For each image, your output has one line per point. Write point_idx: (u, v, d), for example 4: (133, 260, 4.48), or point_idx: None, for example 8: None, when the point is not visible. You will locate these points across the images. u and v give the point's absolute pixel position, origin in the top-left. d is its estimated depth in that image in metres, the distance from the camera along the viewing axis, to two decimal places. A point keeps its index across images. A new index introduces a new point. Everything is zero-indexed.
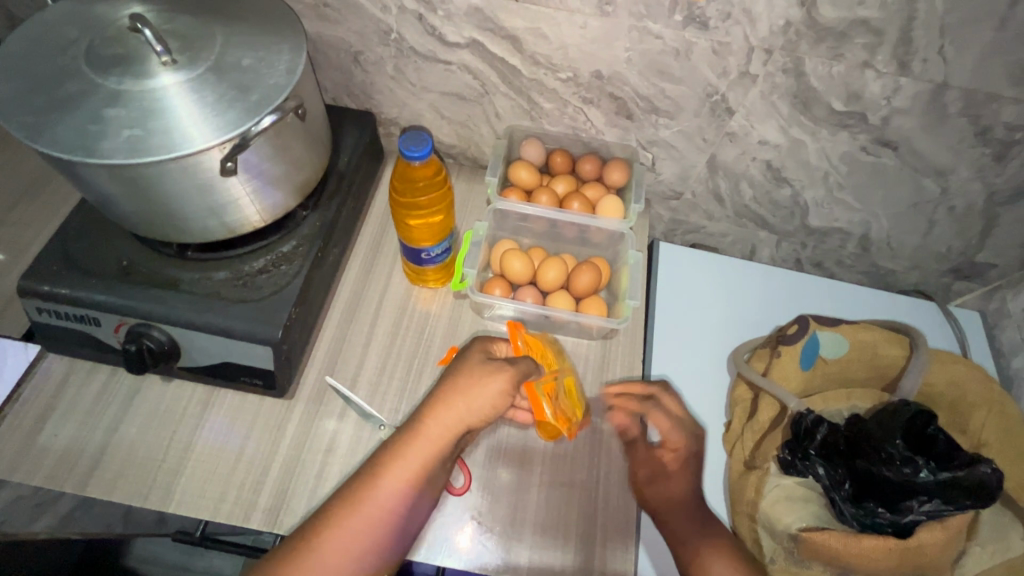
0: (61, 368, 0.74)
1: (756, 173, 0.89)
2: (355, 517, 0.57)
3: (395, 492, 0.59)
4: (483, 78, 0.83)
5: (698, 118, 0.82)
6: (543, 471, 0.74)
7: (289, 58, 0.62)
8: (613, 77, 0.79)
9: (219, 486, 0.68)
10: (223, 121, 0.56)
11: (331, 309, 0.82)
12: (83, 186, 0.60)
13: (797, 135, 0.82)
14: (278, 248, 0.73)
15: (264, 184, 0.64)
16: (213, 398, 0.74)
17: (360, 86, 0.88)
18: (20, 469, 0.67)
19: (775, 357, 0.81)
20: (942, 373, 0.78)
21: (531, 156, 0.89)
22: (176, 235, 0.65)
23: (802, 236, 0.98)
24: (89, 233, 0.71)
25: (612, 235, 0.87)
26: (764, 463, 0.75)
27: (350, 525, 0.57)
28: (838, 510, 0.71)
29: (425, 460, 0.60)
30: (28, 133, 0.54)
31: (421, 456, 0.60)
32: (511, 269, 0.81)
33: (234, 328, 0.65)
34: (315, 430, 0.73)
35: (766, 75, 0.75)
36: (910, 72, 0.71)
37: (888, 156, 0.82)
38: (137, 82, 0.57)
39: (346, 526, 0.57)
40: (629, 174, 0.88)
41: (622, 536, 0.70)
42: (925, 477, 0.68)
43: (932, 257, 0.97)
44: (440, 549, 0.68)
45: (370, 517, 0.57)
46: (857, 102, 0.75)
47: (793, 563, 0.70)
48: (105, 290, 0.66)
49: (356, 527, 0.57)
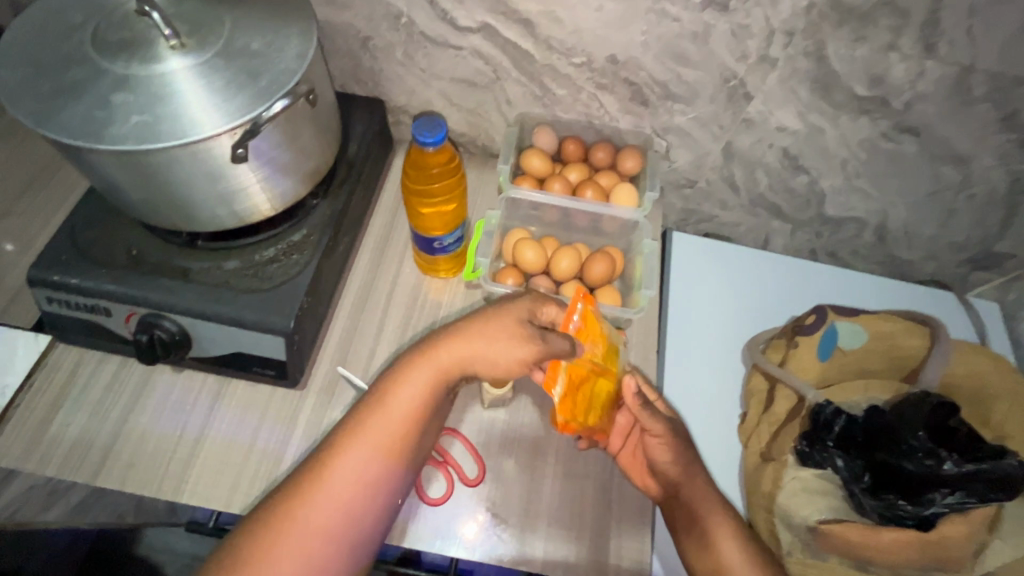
0: (71, 359, 0.73)
1: (772, 160, 0.87)
2: (348, 464, 0.57)
3: (387, 440, 0.58)
4: (495, 64, 0.81)
5: (714, 104, 0.80)
6: (557, 462, 0.73)
7: (300, 42, 0.60)
8: (628, 62, 0.77)
9: (231, 476, 0.68)
10: (234, 106, 0.55)
11: (342, 300, 0.81)
12: (91, 173, 0.59)
13: (816, 122, 0.80)
14: (288, 237, 0.72)
15: (275, 172, 0.63)
16: (224, 389, 0.73)
17: (368, 73, 0.86)
18: (32, 459, 0.67)
19: (792, 347, 0.81)
20: (963, 365, 0.77)
21: (543, 144, 0.87)
22: (186, 224, 0.64)
23: (817, 225, 0.96)
24: (98, 222, 0.70)
25: (626, 224, 0.86)
26: (781, 455, 0.75)
27: (320, 498, 0.55)
28: (858, 502, 0.71)
29: (420, 410, 0.60)
30: (35, 118, 0.53)
31: (415, 406, 0.60)
32: (524, 259, 0.80)
33: (245, 318, 0.64)
34: (327, 421, 0.72)
35: (786, 59, 0.73)
36: (935, 55, 0.69)
37: (909, 142, 0.80)
38: (144, 67, 0.56)
39: (339, 473, 0.57)
40: (643, 162, 0.86)
41: (637, 527, 0.69)
42: (949, 470, 0.67)
43: (951, 247, 0.95)
44: (451, 540, 0.67)
45: (365, 465, 0.57)
46: (879, 87, 0.73)
47: (811, 556, 0.70)
48: (115, 279, 0.65)
49: (327, 499, 0.55)
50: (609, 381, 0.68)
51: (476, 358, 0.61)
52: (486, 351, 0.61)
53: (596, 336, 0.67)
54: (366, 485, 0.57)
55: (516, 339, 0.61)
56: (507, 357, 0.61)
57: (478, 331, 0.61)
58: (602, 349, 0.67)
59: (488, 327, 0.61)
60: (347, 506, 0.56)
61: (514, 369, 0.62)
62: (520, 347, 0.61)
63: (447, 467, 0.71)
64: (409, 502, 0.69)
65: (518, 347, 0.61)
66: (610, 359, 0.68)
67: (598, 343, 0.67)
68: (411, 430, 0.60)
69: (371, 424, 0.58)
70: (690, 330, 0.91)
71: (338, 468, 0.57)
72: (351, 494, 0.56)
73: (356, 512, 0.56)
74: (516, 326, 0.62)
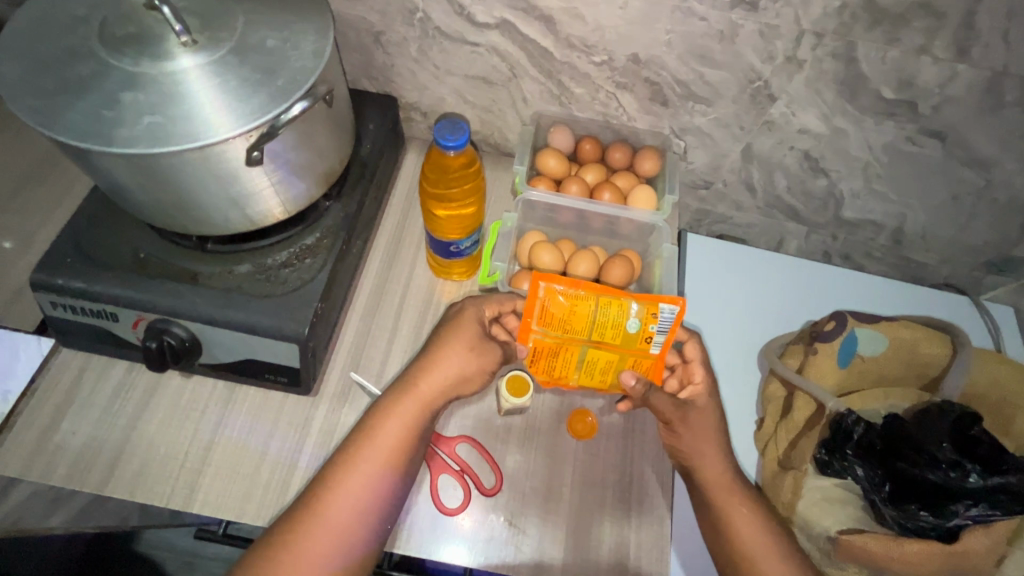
0: (75, 364, 0.71)
1: (792, 163, 0.85)
2: (342, 497, 0.58)
3: (376, 470, 0.59)
4: (512, 61, 0.79)
5: (737, 105, 0.78)
6: (575, 471, 0.72)
7: (316, 39, 0.58)
8: (650, 61, 0.75)
9: (243, 485, 0.66)
10: (250, 108, 0.53)
11: (354, 303, 0.79)
12: (97, 175, 0.56)
13: (840, 124, 0.78)
14: (301, 240, 0.70)
15: (289, 174, 0.61)
16: (234, 395, 0.72)
17: (380, 69, 0.84)
18: (37, 468, 0.65)
19: (811, 355, 0.80)
20: (985, 373, 0.78)
21: (560, 144, 0.85)
22: (195, 227, 0.62)
23: (833, 228, 0.95)
24: (102, 223, 0.67)
25: (643, 227, 0.83)
26: (801, 464, 0.74)
27: (327, 515, 0.57)
28: (880, 513, 0.70)
29: (404, 436, 0.61)
30: (39, 118, 0.50)
31: (398, 430, 0.61)
32: (540, 263, 0.78)
33: (258, 324, 0.62)
34: (341, 428, 0.71)
35: (814, 60, 0.71)
36: (968, 58, 0.67)
37: (933, 146, 0.79)
38: (154, 64, 0.53)
39: (334, 508, 0.58)
40: (661, 164, 0.84)
41: (656, 537, 0.68)
42: (974, 482, 0.66)
43: (967, 251, 0.94)
44: (440, 540, 0.66)
45: (358, 495, 0.58)
46: (908, 90, 0.72)
47: (828, 563, 0.70)
48: (122, 283, 0.63)
49: (333, 516, 0.57)
50: (619, 356, 0.69)
51: (450, 380, 0.64)
52: (455, 371, 0.64)
53: (572, 318, 0.67)
54: (361, 514, 0.58)
55: (475, 353, 0.65)
56: (473, 370, 0.65)
57: (442, 352, 0.64)
58: (594, 328, 0.68)
59: (453, 343, 0.65)
60: (344, 539, 0.57)
61: (479, 380, 0.65)
62: (480, 360, 0.65)
63: (464, 475, 0.70)
64: (424, 511, 0.68)
65: (477, 360, 0.65)
66: (619, 337, 0.68)
67: (583, 324, 0.68)
68: (399, 458, 0.61)
69: (361, 455, 0.60)
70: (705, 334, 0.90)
71: (333, 501, 0.58)
72: (348, 526, 0.57)
73: (354, 543, 0.57)
74: (474, 342, 0.65)
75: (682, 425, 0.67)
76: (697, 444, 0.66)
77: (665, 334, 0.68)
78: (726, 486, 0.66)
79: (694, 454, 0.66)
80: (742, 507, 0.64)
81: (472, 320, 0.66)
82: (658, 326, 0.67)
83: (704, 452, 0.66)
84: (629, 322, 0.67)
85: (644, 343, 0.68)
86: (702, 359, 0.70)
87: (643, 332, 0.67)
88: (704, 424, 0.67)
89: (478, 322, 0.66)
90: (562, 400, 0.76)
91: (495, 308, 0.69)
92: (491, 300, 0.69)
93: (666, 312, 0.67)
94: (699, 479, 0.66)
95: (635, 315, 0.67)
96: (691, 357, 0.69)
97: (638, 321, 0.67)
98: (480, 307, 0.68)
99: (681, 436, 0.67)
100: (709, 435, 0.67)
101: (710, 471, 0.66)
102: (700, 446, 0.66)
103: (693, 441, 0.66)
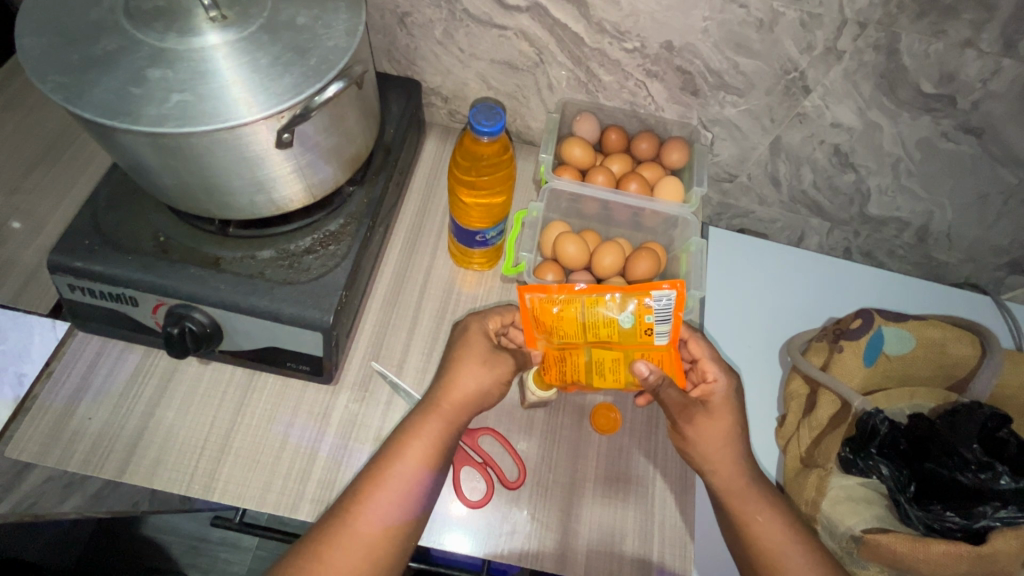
0: (92, 348, 0.70)
1: (821, 157, 0.84)
2: (369, 516, 0.57)
3: (402, 490, 0.58)
4: (540, 46, 0.77)
5: (770, 97, 0.76)
6: (598, 465, 0.71)
7: (348, 18, 0.56)
8: (684, 49, 0.73)
9: (263, 475, 0.65)
10: (282, 87, 0.51)
11: (374, 291, 0.78)
12: (119, 153, 0.54)
13: (875, 118, 0.77)
14: (324, 226, 0.68)
15: (317, 158, 0.59)
16: (253, 383, 0.70)
17: (403, 51, 0.82)
18: (53, 453, 0.63)
19: (836, 352, 0.80)
20: (1015, 375, 0.78)
21: (585, 133, 0.83)
22: (219, 211, 0.60)
23: (857, 224, 0.93)
24: (120, 204, 0.66)
25: (668, 219, 0.81)
26: (826, 463, 0.73)
27: (357, 527, 0.56)
28: (904, 512, 0.70)
29: (428, 455, 0.60)
30: (64, 93, 0.49)
31: (422, 449, 0.60)
32: (565, 254, 0.76)
33: (283, 311, 0.61)
34: (362, 418, 0.70)
35: (854, 51, 0.69)
36: (1015, 53, 0.65)
37: (969, 143, 0.77)
38: (182, 40, 0.51)
39: (361, 526, 0.56)
40: (689, 155, 0.82)
41: (680, 534, 0.68)
42: (1004, 484, 0.68)
43: (992, 251, 0.93)
44: (442, 530, 0.65)
45: (385, 514, 0.57)
46: (949, 84, 0.70)
47: (852, 562, 0.69)
48: (143, 267, 0.61)
49: (363, 527, 0.56)
50: (623, 352, 0.66)
51: (470, 397, 0.62)
52: (472, 388, 0.62)
53: (566, 323, 0.65)
54: (387, 534, 0.57)
55: (489, 367, 0.63)
56: (490, 384, 0.63)
57: (458, 368, 0.63)
58: (591, 329, 0.65)
59: (470, 355, 0.63)
60: (370, 559, 0.56)
61: (496, 392, 0.64)
62: (496, 372, 0.64)
63: (487, 468, 0.69)
64: (445, 503, 0.67)
65: (492, 373, 0.63)
66: (616, 334, 0.65)
67: (579, 326, 0.65)
68: (422, 478, 0.59)
69: (388, 474, 0.59)
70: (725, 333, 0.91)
71: (359, 521, 0.57)
72: (374, 545, 0.56)
73: (379, 563, 0.56)
74: (487, 354, 0.64)
75: (693, 426, 0.63)
76: (714, 445, 0.63)
77: (663, 323, 0.64)
78: (744, 490, 0.63)
79: (710, 459, 0.63)
80: (763, 509, 0.62)
81: (478, 334, 0.65)
82: (655, 315, 0.64)
83: (720, 455, 0.62)
84: (622, 317, 0.64)
85: (644, 336, 0.65)
86: (712, 355, 0.66)
87: (639, 325, 0.65)
88: (721, 425, 0.63)
89: (484, 335, 0.65)
90: (584, 394, 0.75)
91: (499, 320, 0.68)
92: (493, 313, 0.68)
93: (658, 300, 0.64)
94: (717, 483, 0.63)
95: (626, 309, 0.64)
96: (699, 354, 0.67)
97: (632, 315, 0.64)
98: (483, 321, 0.67)
99: (691, 435, 0.63)
100: (726, 436, 0.63)
101: (728, 475, 0.62)
102: (717, 449, 0.63)
103: (709, 441, 0.63)
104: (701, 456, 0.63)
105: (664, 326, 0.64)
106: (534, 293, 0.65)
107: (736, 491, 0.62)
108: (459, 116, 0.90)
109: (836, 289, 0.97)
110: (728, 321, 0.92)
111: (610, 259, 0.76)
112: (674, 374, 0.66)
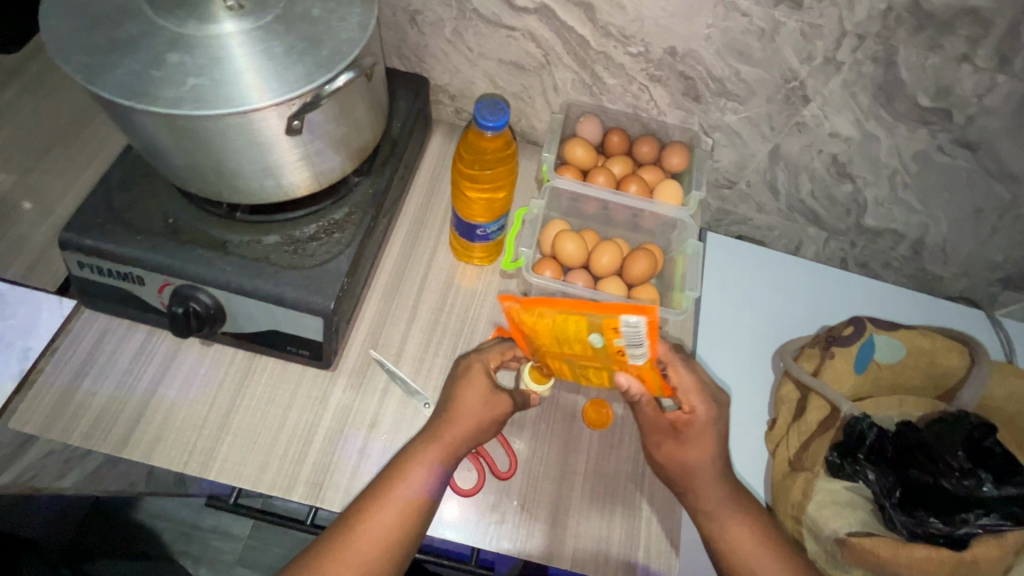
0: (96, 326, 0.71)
1: (819, 166, 0.85)
2: (393, 498, 0.60)
3: (427, 474, 0.61)
4: (547, 47, 0.79)
5: (770, 105, 0.78)
6: (589, 459, 0.72)
7: (360, 11, 0.59)
8: (687, 55, 0.75)
9: (261, 455, 0.66)
10: (292, 76, 0.53)
11: (375, 281, 0.79)
12: (132, 133, 0.56)
13: (872, 130, 0.78)
14: (330, 214, 0.70)
15: (324, 147, 0.61)
16: (254, 366, 0.72)
17: (413, 48, 0.84)
18: (57, 426, 0.65)
19: (827, 357, 0.82)
20: (1002, 387, 0.81)
21: (587, 134, 0.84)
22: (226, 194, 0.61)
23: (854, 234, 0.94)
24: (132, 186, 0.68)
25: (666, 222, 0.83)
26: (813, 465, 0.75)
27: (382, 514, 0.59)
28: (888, 516, 0.72)
29: (454, 444, 0.63)
30: (85, 73, 0.50)
31: (446, 439, 0.63)
32: (564, 252, 0.77)
33: (285, 296, 0.62)
34: (360, 404, 0.71)
35: (853, 63, 0.71)
36: (1009, 70, 0.67)
37: (965, 157, 0.78)
38: (200, 26, 0.53)
39: (386, 508, 0.59)
40: (688, 159, 0.84)
41: (666, 532, 0.69)
42: (988, 491, 0.71)
43: (985, 266, 0.94)
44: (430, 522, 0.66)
45: (408, 496, 0.60)
46: (946, 98, 0.72)
47: (833, 566, 0.71)
48: (151, 247, 0.63)
49: (388, 514, 0.59)
50: (602, 364, 0.67)
51: (471, 434, 0.64)
52: (473, 423, 0.64)
53: (541, 330, 0.64)
54: (409, 516, 0.59)
55: (489, 405, 0.65)
56: (488, 422, 0.65)
57: (460, 401, 0.65)
58: (565, 343, 0.65)
59: (468, 389, 0.66)
60: (388, 541, 0.58)
61: (492, 430, 0.66)
62: (495, 411, 0.65)
63: (479, 457, 0.70)
64: None
65: (490, 412, 0.65)
66: (590, 350, 0.64)
67: (553, 336, 0.64)
68: (437, 472, 0.62)
69: (409, 467, 0.61)
70: (722, 338, 0.91)
71: (385, 504, 0.60)
72: (394, 529, 0.59)
73: (397, 545, 0.59)
74: (488, 392, 0.65)
75: (659, 449, 0.66)
76: (681, 470, 0.64)
77: (635, 347, 0.61)
78: (723, 504, 0.64)
79: (688, 480, 0.64)
80: (740, 523, 0.64)
81: (480, 373, 0.67)
82: (624, 339, 0.61)
83: (697, 477, 0.64)
84: (593, 338, 0.62)
85: (618, 355, 0.63)
86: (693, 385, 0.65)
87: (610, 346, 0.62)
88: (696, 452, 0.64)
89: (486, 374, 0.67)
90: (576, 392, 0.77)
91: (498, 358, 0.70)
92: (493, 350, 0.70)
93: (627, 326, 0.59)
94: (697, 498, 0.64)
95: (596, 331, 0.61)
96: (679, 383, 0.66)
97: (603, 337, 0.62)
98: (484, 358, 0.69)
99: (659, 459, 0.66)
100: (700, 462, 0.64)
101: (703, 493, 0.64)
102: (693, 472, 0.64)
103: (679, 466, 0.64)
104: (673, 476, 0.65)
105: (636, 349, 0.61)
106: (512, 302, 0.64)
107: (714, 504, 0.64)
108: (465, 114, 0.91)
109: (833, 298, 0.97)
110: (724, 325, 0.92)
111: (608, 258, 0.77)
112: (655, 388, 0.66)
